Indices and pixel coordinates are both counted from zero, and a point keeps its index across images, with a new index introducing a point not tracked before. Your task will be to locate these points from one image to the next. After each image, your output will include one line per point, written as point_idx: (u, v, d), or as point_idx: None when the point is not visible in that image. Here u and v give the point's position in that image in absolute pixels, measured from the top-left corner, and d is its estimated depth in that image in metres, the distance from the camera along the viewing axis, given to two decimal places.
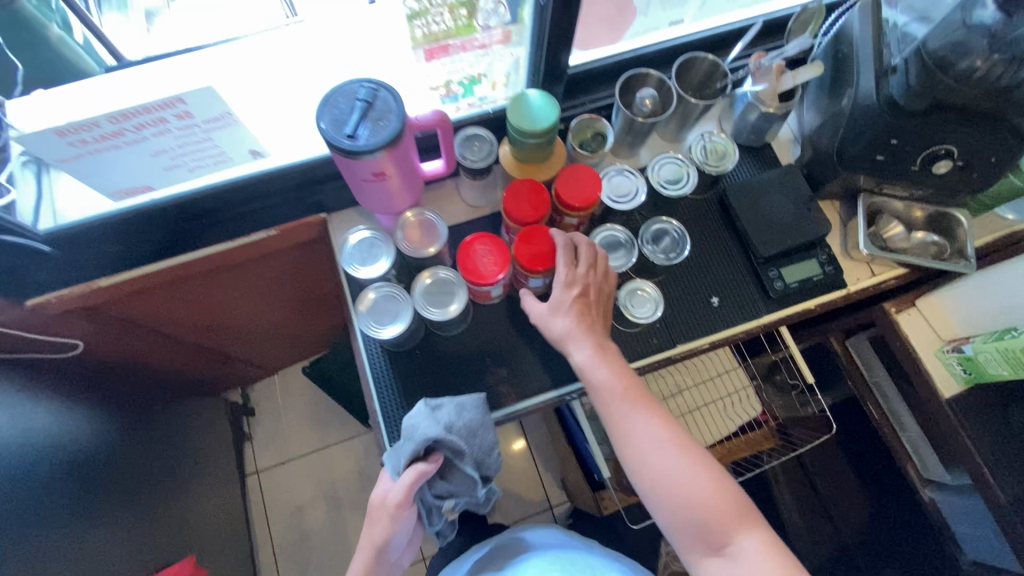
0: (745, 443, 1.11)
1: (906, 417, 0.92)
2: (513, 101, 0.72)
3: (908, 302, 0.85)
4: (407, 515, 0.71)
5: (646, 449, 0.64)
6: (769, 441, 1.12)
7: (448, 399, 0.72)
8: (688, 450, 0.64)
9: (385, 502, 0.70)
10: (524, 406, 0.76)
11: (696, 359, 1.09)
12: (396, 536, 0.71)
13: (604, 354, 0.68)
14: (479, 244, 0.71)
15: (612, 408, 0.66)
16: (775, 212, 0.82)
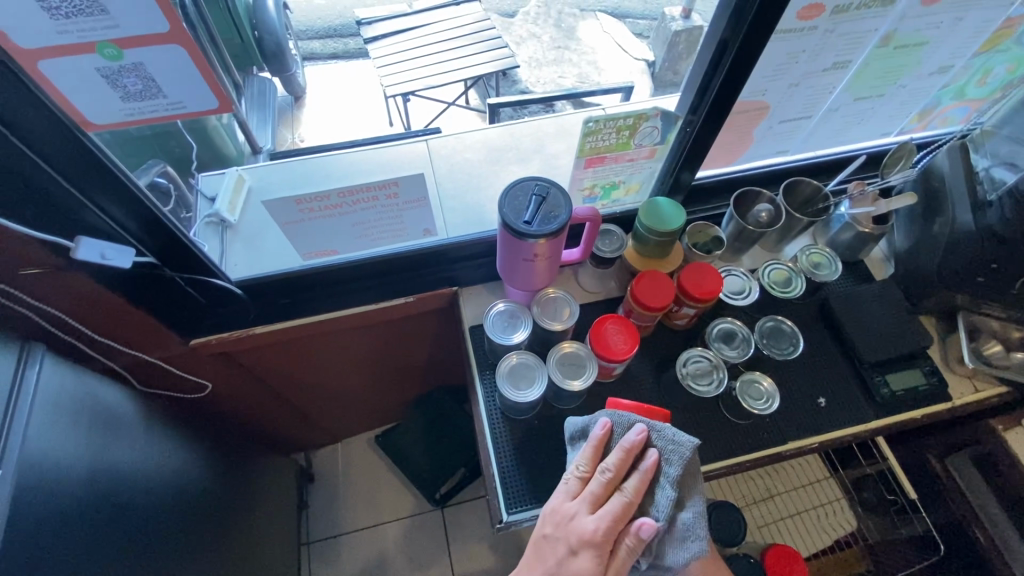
0: (834, 563, 1.02)
1: (1020, 547, 0.88)
2: (646, 205, 0.83)
3: (1015, 420, 0.89)
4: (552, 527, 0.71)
5: None
6: (858, 565, 1.02)
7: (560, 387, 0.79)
8: None
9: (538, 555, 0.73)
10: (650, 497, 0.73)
11: (784, 464, 1.09)
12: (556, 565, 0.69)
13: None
14: (610, 324, 0.78)
15: None
16: (878, 320, 0.87)
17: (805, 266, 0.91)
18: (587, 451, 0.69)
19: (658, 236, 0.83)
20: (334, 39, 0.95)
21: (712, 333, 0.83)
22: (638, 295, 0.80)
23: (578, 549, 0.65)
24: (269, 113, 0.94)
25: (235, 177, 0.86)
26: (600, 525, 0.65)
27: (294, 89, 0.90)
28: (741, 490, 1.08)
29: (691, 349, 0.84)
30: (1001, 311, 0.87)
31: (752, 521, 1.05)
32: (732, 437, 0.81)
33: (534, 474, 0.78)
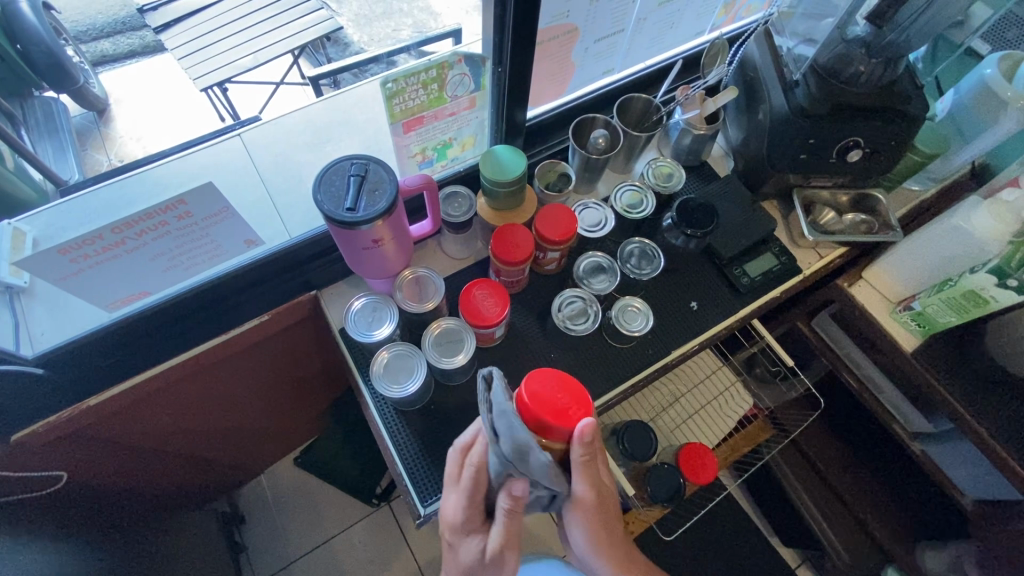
0: (744, 439, 1.14)
1: (881, 381, 1.02)
2: (484, 156, 0.79)
3: (857, 275, 0.95)
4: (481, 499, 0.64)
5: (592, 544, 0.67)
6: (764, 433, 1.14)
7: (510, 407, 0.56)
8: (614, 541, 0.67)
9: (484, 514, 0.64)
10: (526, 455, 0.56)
11: (681, 366, 1.15)
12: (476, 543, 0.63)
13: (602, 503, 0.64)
14: (478, 289, 0.75)
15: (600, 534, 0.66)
16: (727, 218, 0.92)
17: (654, 181, 0.92)
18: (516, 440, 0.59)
19: (505, 184, 0.79)
20: (125, 33, 0.74)
21: (580, 271, 0.85)
22: (501, 253, 0.77)
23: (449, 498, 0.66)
24: (66, 139, 0.73)
25: (9, 232, 0.61)
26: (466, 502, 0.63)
27: (91, 104, 0.73)
28: (650, 398, 1.13)
29: (566, 290, 0.84)
30: (829, 181, 0.94)
31: (666, 427, 1.11)
32: (620, 365, 0.84)
33: (442, 460, 0.76)
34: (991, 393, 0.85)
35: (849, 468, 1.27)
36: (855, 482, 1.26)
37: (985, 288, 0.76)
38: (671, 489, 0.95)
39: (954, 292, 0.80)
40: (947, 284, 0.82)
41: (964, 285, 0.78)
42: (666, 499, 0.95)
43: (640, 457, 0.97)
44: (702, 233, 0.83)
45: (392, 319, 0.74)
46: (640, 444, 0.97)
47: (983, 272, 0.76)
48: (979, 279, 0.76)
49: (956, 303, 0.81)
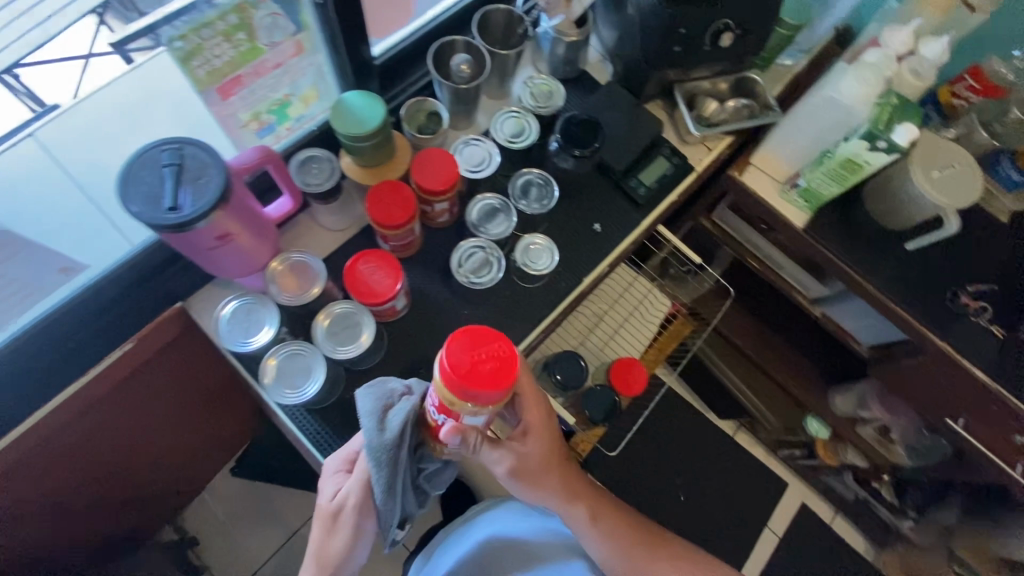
0: (670, 337, 1.18)
1: (780, 259, 1.07)
2: (334, 110, 0.69)
3: (746, 162, 0.95)
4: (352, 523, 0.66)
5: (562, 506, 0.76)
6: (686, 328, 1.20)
7: (379, 392, 0.65)
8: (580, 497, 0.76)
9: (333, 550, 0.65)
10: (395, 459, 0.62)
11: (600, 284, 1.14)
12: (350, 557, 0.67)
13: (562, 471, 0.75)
14: (364, 263, 0.66)
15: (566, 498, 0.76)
16: (614, 129, 0.88)
17: (531, 103, 0.84)
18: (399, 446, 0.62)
19: (364, 137, 0.69)
20: None
21: (476, 219, 0.79)
22: (380, 219, 0.69)
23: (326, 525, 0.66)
24: None
25: None
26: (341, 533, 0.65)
27: None
28: (575, 324, 1.12)
29: (465, 240, 0.80)
30: (707, 71, 0.91)
31: (595, 349, 1.11)
32: (535, 305, 0.81)
33: None
34: (875, 250, 0.91)
35: (763, 338, 1.37)
36: (771, 350, 1.36)
37: (860, 154, 0.78)
38: (607, 405, 0.98)
39: (834, 163, 0.82)
40: (826, 156, 0.83)
41: (841, 155, 0.80)
42: (606, 416, 0.98)
43: (575, 386, 0.97)
44: (591, 152, 0.79)
45: (270, 316, 0.66)
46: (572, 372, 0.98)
47: (856, 139, 0.77)
48: (854, 146, 0.78)
49: (835, 172, 0.83)
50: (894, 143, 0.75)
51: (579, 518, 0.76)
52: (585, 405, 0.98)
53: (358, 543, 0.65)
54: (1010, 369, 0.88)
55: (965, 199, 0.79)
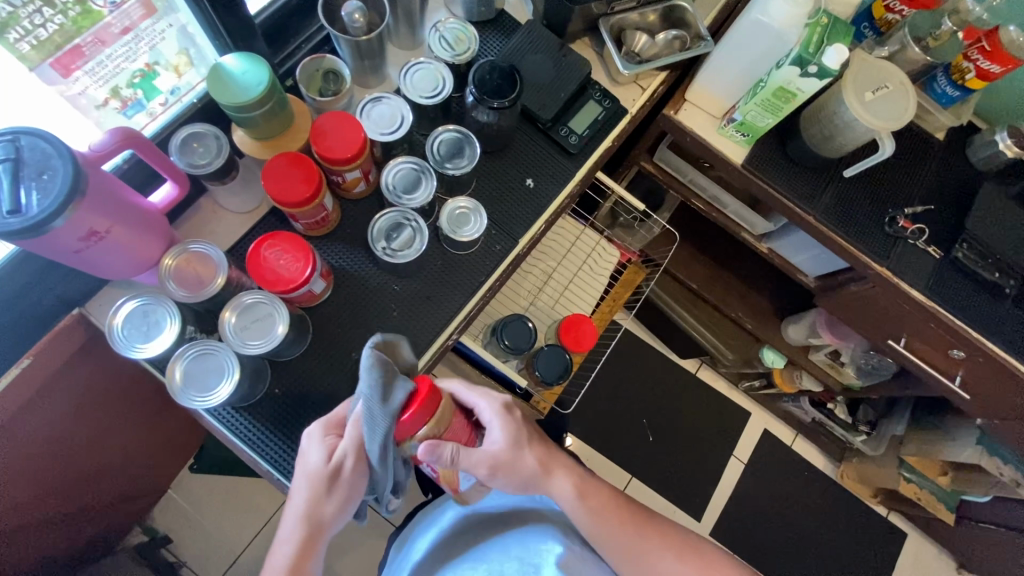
0: (624, 286, 1.16)
1: (724, 197, 1.05)
2: (212, 77, 0.61)
3: (680, 100, 0.91)
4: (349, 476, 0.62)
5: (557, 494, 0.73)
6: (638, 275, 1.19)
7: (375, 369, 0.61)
8: (569, 477, 0.74)
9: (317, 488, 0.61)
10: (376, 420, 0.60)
11: (546, 241, 1.11)
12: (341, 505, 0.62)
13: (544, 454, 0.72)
14: (267, 248, 0.60)
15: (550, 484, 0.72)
16: (538, 74, 0.82)
17: (444, 51, 0.77)
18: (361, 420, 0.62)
19: (256, 105, 0.62)
20: None
21: (392, 189, 0.71)
22: (280, 198, 0.63)
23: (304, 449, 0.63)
24: None
25: None
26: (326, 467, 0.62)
27: None
28: (520, 282, 1.09)
29: (384, 211, 0.73)
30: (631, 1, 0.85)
31: (543, 306, 1.09)
32: (471, 272, 0.77)
33: (305, 436, 0.69)
34: (814, 181, 0.89)
35: (716, 277, 1.36)
36: (725, 289, 1.36)
37: (791, 82, 0.74)
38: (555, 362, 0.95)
39: (767, 93, 0.78)
40: (759, 86, 0.79)
41: (773, 85, 0.76)
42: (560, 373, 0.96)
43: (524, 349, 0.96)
44: (510, 103, 0.72)
45: (168, 316, 0.59)
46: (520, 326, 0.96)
47: (787, 65, 0.73)
48: (785, 74, 0.74)
49: (768, 103, 0.79)
50: (824, 68, 0.71)
51: (567, 496, 0.73)
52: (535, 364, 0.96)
53: (348, 499, 0.62)
54: (947, 286, 0.89)
55: (897, 121, 0.77)
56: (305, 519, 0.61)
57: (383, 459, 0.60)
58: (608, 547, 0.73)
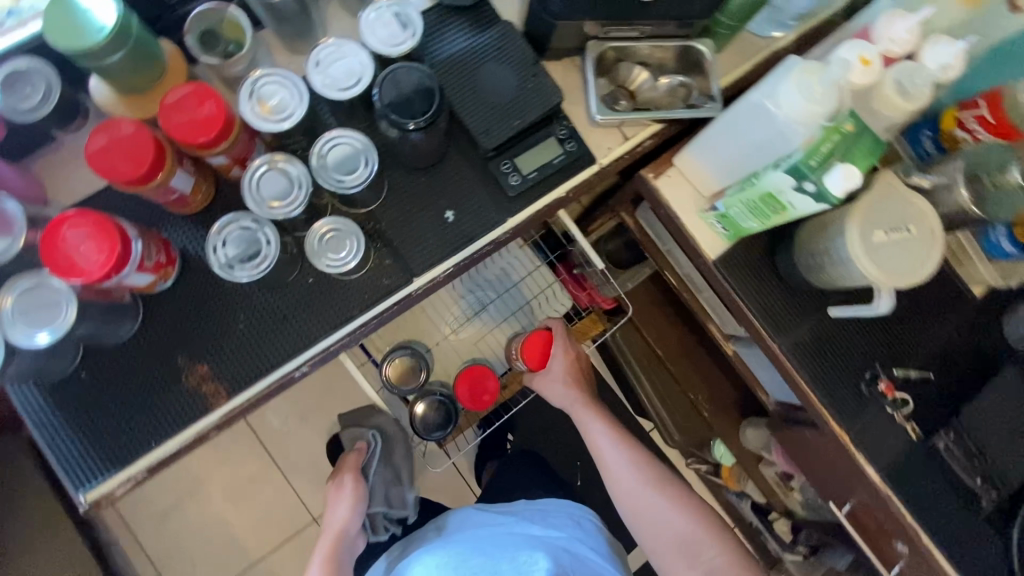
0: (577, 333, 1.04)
1: (699, 281, 0.89)
2: (53, 7, 0.50)
3: (665, 163, 0.75)
4: (355, 500, 0.88)
5: (604, 450, 0.94)
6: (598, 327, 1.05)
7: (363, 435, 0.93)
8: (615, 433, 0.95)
9: (345, 532, 0.86)
10: (375, 464, 0.91)
11: (491, 268, 1.00)
12: (352, 520, 0.87)
13: (585, 398, 0.97)
14: (71, 227, 0.51)
15: (583, 421, 0.97)
16: (495, 91, 0.67)
17: (381, 37, 0.62)
18: (354, 460, 0.91)
19: (108, 48, 0.51)
20: None
21: (253, 189, 0.59)
22: (111, 173, 0.53)
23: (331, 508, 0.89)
24: None
25: None
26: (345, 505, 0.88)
27: None
28: (450, 303, 0.98)
29: (231, 220, 0.60)
30: (634, 30, 0.68)
31: (467, 337, 0.98)
32: (346, 303, 0.67)
33: (104, 435, 0.62)
34: (793, 306, 0.73)
35: (688, 352, 1.21)
36: (691, 366, 1.20)
37: (783, 192, 0.58)
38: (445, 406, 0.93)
39: (756, 193, 0.62)
40: (750, 181, 0.63)
41: (762, 187, 0.60)
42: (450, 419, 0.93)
43: (417, 382, 0.91)
44: (432, 121, 0.59)
45: None
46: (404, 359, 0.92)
47: (782, 171, 0.57)
48: (777, 180, 0.58)
49: (756, 205, 0.63)
50: (824, 190, 0.54)
51: (589, 424, 0.96)
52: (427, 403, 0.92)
53: (352, 513, 0.87)
54: (912, 473, 0.73)
55: (909, 279, 0.60)
56: (341, 526, 0.86)
57: (364, 478, 0.90)
58: (620, 470, 0.91)
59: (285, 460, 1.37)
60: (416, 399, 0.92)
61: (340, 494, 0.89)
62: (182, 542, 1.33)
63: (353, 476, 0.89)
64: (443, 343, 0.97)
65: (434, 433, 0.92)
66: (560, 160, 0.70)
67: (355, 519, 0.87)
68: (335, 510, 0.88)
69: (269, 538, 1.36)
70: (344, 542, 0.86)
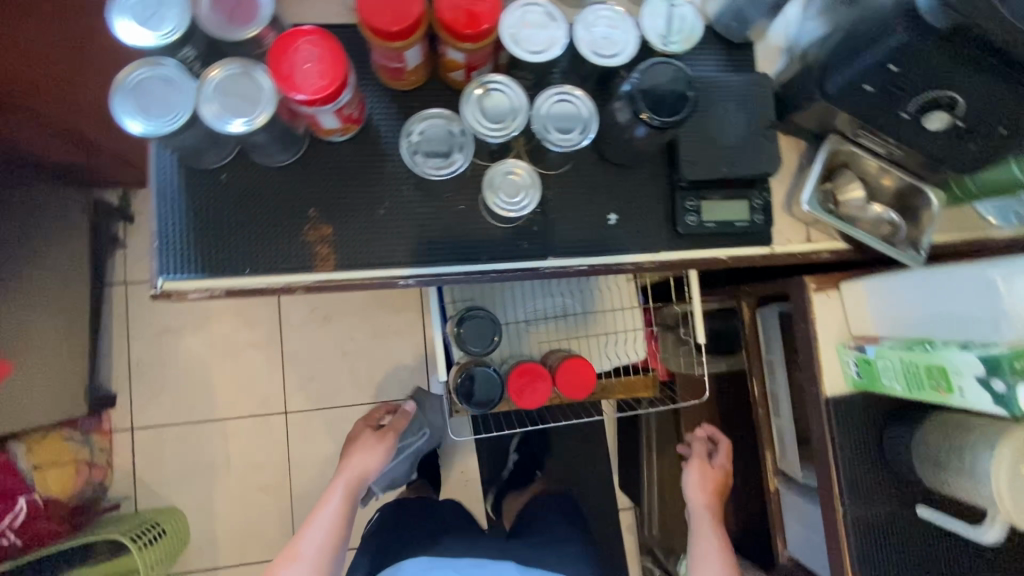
0: (624, 388, 0.98)
1: (783, 404, 0.85)
2: None
3: (831, 282, 0.71)
4: (387, 447, 0.92)
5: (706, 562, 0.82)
6: (648, 391, 0.99)
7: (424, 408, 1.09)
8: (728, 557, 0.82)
9: (365, 476, 0.86)
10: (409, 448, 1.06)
11: (591, 284, 0.96)
12: (377, 466, 0.89)
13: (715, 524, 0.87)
14: (305, 42, 0.51)
15: (699, 526, 0.87)
16: (724, 131, 0.65)
17: (658, 29, 0.61)
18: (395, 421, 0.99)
19: None
20: None
21: (469, 104, 0.57)
22: (366, 13, 0.52)
23: (358, 452, 0.90)
24: None
25: None
26: (377, 449, 0.91)
27: None
28: (539, 294, 0.96)
29: (431, 122, 0.59)
30: (881, 146, 0.65)
31: (536, 333, 0.95)
32: (478, 245, 0.65)
33: (211, 237, 0.61)
34: (879, 482, 0.69)
35: None
36: None
37: (960, 374, 0.54)
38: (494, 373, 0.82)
39: (923, 360, 0.58)
40: (921, 345, 0.59)
41: (938, 358, 0.56)
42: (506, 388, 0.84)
43: (483, 347, 0.83)
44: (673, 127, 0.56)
45: (172, 27, 0.51)
46: (465, 331, 0.83)
47: (971, 355, 0.54)
48: (961, 360, 0.54)
49: (913, 371, 0.59)
50: (1010, 397, 0.51)
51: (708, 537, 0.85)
52: (473, 374, 0.82)
53: (382, 458, 0.90)
54: None
55: None
56: (363, 469, 0.87)
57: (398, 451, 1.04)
58: None
59: (292, 344, 1.38)
60: (466, 364, 0.84)
61: (374, 443, 0.92)
62: (165, 363, 1.34)
63: (395, 436, 0.94)
64: (514, 326, 0.94)
65: (474, 403, 0.82)
66: (740, 226, 0.67)
67: (377, 468, 0.89)
68: (359, 453, 0.90)
69: (237, 404, 1.35)
70: (363, 484, 0.86)
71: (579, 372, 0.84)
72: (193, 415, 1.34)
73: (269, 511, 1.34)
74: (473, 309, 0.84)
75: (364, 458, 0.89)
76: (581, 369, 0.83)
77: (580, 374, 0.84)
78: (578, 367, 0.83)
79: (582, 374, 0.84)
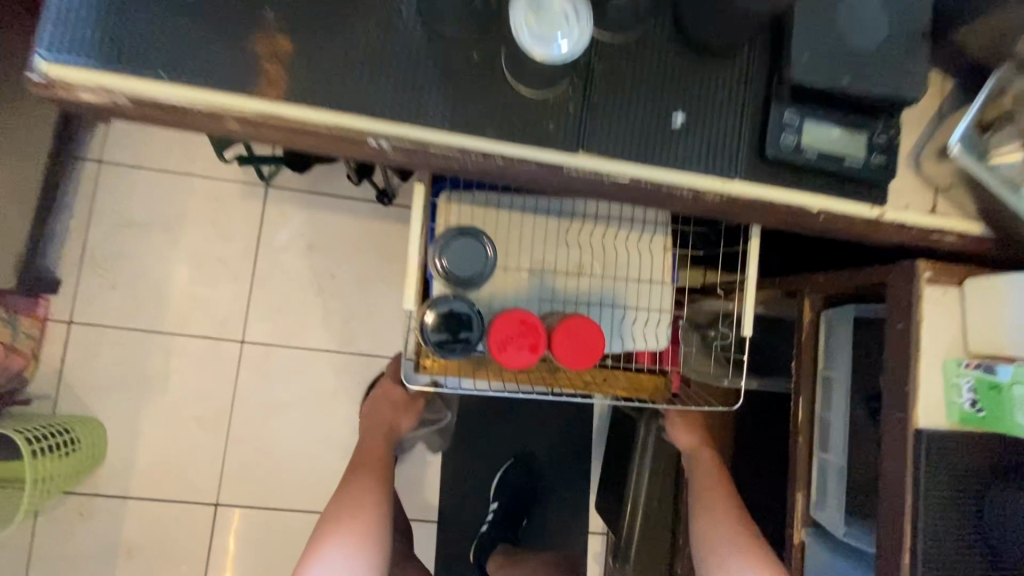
0: (630, 384, 0.75)
1: (835, 435, 0.66)
2: None
3: (951, 274, 0.52)
4: (413, 407, 0.87)
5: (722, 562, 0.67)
6: (656, 393, 0.76)
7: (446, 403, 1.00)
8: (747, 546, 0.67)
9: (392, 429, 0.84)
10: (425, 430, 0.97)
11: (614, 236, 0.73)
12: (405, 420, 0.86)
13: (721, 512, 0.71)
14: None
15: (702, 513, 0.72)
16: (859, 25, 0.46)
17: None
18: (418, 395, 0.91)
19: None
20: None
21: None
22: None
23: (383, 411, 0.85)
24: None
25: None
26: (398, 414, 0.86)
27: None
28: (551, 240, 0.73)
29: None
30: None
31: (538, 287, 0.72)
32: (484, 110, 0.46)
33: (123, 19, 0.44)
34: (970, 556, 0.50)
35: None
36: None
37: None
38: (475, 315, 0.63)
39: None
40: None
41: None
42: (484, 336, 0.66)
43: (468, 278, 0.65)
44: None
45: None
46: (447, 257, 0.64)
47: None
48: None
49: None
50: None
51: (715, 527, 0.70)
52: (448, 307, 0.63)
53: (408, 414, 0.87)
54: None
55: None
56: (387, 429, 0.83)
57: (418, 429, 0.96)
58: None
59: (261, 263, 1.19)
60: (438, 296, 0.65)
61: (399, 406, 0.86)
62: (121, 254, 1.08)
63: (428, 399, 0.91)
64: (512, 273, 0.71)
65: (452, 346, 0.64)
66: (850, 164, 0.48)
67: (402, 425, 0.86)
68: (380, 414, 0.85)
69: (190, 321, 1.10)
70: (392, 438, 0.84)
71: (582, 334, 0.64)
72: (139, 321, 1.08)
73: (199, 449, 1.08)
74: (461, 233, 0.65)
75: (387, 419, 0.84)
76: (585, 324, 0.64)
77: (586, 337, 0.63)
78: (580, 326, 0.64)
79: (588, 336, 0.64)
